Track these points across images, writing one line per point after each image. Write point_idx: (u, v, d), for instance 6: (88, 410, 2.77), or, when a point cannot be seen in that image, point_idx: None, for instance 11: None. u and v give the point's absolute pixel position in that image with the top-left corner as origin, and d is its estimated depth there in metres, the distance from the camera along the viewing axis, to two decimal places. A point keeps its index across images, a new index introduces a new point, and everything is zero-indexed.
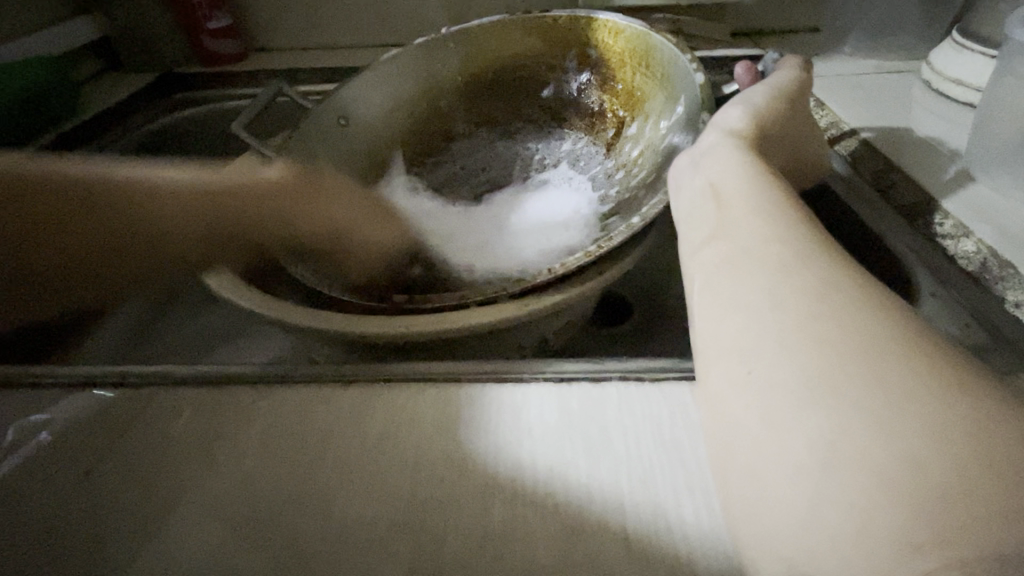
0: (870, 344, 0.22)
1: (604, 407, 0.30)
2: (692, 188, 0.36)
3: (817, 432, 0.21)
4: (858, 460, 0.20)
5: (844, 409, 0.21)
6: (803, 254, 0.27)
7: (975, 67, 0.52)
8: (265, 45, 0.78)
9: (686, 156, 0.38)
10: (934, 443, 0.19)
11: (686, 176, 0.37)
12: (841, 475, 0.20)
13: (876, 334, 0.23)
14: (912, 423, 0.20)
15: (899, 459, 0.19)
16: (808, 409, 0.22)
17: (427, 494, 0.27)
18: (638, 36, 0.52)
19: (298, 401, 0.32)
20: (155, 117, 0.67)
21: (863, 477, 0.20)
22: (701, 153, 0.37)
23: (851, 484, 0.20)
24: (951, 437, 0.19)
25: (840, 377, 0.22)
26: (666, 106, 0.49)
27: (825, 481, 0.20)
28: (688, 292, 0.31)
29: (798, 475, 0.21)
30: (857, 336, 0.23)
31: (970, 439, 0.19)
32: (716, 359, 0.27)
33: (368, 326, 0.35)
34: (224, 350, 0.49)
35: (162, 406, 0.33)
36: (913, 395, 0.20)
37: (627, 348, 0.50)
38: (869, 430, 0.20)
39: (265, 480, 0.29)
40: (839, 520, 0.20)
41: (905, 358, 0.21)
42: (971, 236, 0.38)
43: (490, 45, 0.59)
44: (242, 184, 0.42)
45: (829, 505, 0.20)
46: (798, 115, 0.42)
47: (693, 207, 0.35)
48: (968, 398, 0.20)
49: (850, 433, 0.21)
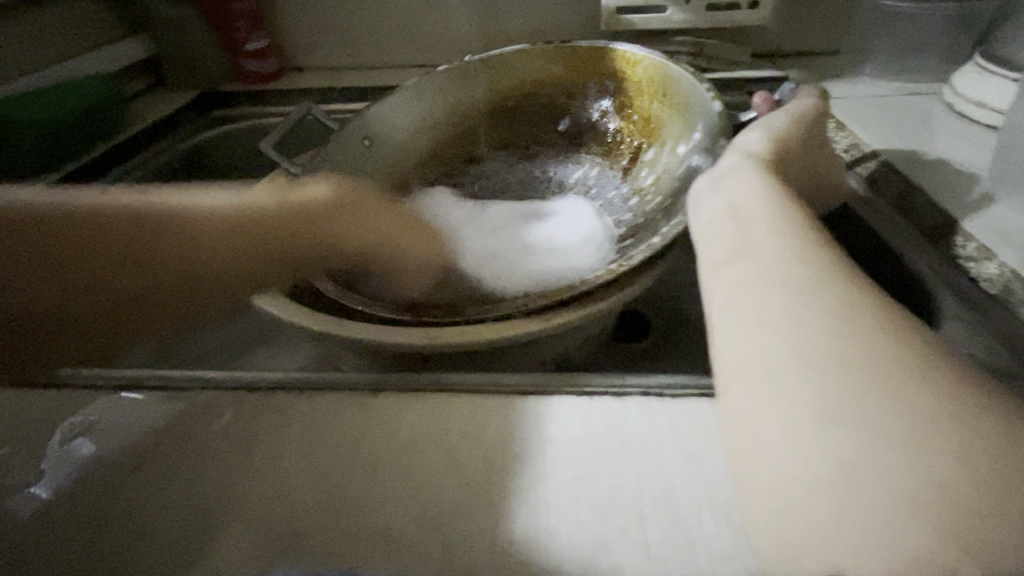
0: (891, 364, 0.23)
1: (623, 422, 0.31)
2: (712, 207, 0.36)
3: (838, 449, 0.22)
4: (880, 477, 0.21)
5: (862, 428, 0.22)
6: (823, 274, 0.28)
7: (997, 90, 0.52)
8: (299, 66, 0.81)
9: (707, 177, 0.39)
10: (953, 464, 0.20)
11: (706, 195, 0.38)
12: (862, 492, 0.21)
13: (893, 353, 0.23)
14: (933, 442, 0.21)
15: (920, 478, 0.20)
16: (830, 426, 0.23)
17: (455, 497, 0.29)
18: (657, 66, 0.55)
19: (329, 410, 0.33)
20: (191, 136, 0.70)
21: (885, 494, 0.21)
22: (721, 174, 0.38)
23: (871, 500, 0.21)
24: (968, 458, 0.20)
25: (859, 396, 0.23)
26: (684, 132, 0.51)
27: (847, 497, 0.21)
28: (705, 309, 0.31)
29: (820, 491, 0.22)
30: (875, 356, 0.24)
31: (987, 461, 0.20)
32: (730, 375, 0.27)
33: (397, 339, 0.37)
34: (255, 358, 0.51)
35: (202, 411, 0.34)
36: (932, 414, 0.21)
37: (646, 362, 0.51)
38: (888, 450, 0.21)
39: (298, 483, 0.30)
40: (863, 536, 0.20)
41: (923, 378, 0.22)
42: (995, 258, 0.38)
43: (516, 70, 0.62)
44: (225, 220, 0.40)
45: (853, 522, 0.21)
46: (819, 138, 0.43)
47: (713, 225, 0.35)
48: (984, 421, 0.21)
49: (872, 451, 0.21)
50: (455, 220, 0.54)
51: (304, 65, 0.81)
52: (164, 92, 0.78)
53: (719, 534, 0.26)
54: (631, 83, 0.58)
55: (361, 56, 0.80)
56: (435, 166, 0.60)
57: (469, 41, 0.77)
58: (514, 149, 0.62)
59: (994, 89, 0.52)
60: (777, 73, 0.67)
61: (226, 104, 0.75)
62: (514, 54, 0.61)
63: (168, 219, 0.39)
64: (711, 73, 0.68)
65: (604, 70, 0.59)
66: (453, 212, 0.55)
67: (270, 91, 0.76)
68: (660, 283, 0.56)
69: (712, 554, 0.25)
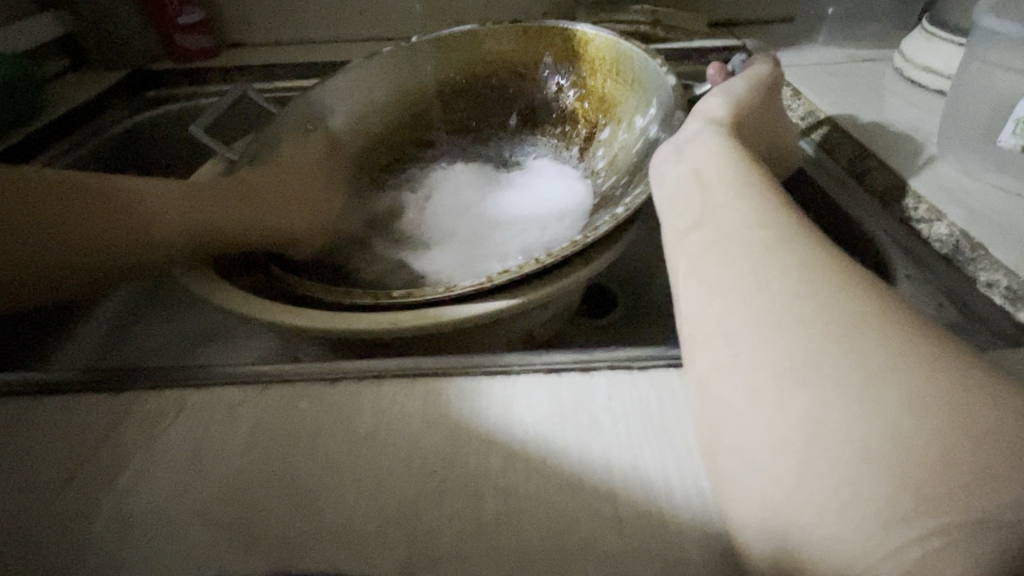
0: (852, 320, 0.23)
1: (591, 398, 0.30)
2: (676, 173, 0.36)
3: (800, 409, 0.22)
4: (841, 432, 0.21)
5: (826, 384, 0.22)
6: (786, 235, 0.28)
7: (943, 54, 0.53)
8: (241, 41, 0.77)
9: (670, 144, 0.39)
10: (912, 414, 0.20)
11: (670, 161, 0.37)
12: (824, 448, 0.21)
13: (852, 309, 0.24)
14: (892, 393, 0.21)
15: (879, 431, 0.20)
16: (792, 384, 0.23)
17: (420, 484, 0.28)
18: (608, 45, 0.53)
19: (282, 406, 0.31)
20: (124, 118, 0.64)
21: (846, 448, 0.21)
22: (684, 139, 0.38)
23: (833, 455, 0.21)
24: (926, 408, 0.20)
25: (821, 353, 0.23)
26: (640, 107, 0.50)
27: (809, 455, 0.21)
28: (672, 278, 0.31)
29: (784, 451, 0.22)
30: (836, 316, 0.24)
31: (947, 408, 0.20)
32: (701, 342, 0.27)
33: (353, 326, 0.35)
34: (206, 352, 0.48)
35: (144, 413, 0.32)
36: (892, 365, 0.21)
37: (615, 335, 0.51)
38: (852, 404, 0.21)
39: (253, 482, 0.28)
40: (824, 493, 0.21)
41: (880, 331, 0.23)
42: (944, 219, 0.38)
43: (466, 51, 0.59)
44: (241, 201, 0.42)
45: (816, 480, 0.21)
46: (775, 105, 0.43)
47: (677, 191, 0.35)
48: (943, 369, 0.21)
49: (831, 406, 0.21)
50: (427, 210, 0.53)
51: (245, 40, 0.77)
52: (90, 72, 0.72)
53: (688, 503, 0.26)
54: (582, 61, 0.55)
55: (307, 31, 0.76)
56: (389, 149, 0.58)
57: (421, 12, 0.74)
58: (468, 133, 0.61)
59: (941, 53, 0.53)
60: (734, 42, 0.67)
61: (160, 83, 0.70)
62: (463, 35, 0.58)
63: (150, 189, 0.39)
64: (671, 42, 0.67)
65: (558, 46, 0.57)
66: (424, 201, 0.54)
67: (209, 68, 0.71)
68: (626, 258, 0.56)
69: (681, 521, 0.25)
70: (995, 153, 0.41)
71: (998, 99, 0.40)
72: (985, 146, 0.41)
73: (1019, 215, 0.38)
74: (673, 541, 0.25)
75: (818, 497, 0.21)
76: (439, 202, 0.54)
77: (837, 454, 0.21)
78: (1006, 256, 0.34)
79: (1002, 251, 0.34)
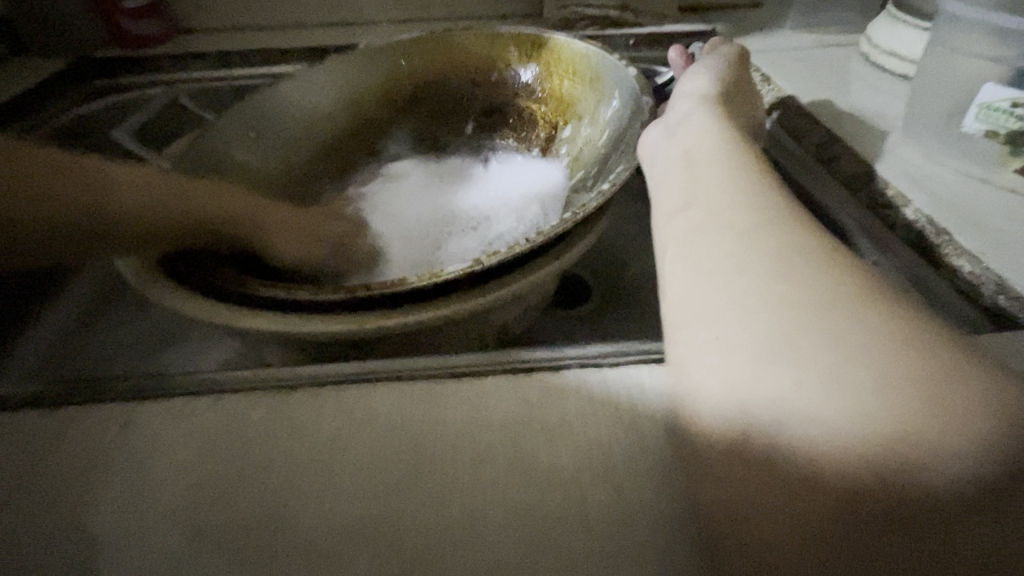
0: (831, 298, 0.23)
1: (561, 397, 0.30)
2: (666, 154, 0.35)
3: (772, 391, 0.22)
4: (811, 414, 0.21)
5: (796, 366, 0.22)
6: (773, 218, 0.27)
7: (908, 38, 0.53)
8: (195, 27, 0.73)
9: (660, 124, 0.38)
10: (883, 395, 0.20)
11: (660, 142, 0.37)
12: (794, 429, 0.21)
13: (831, 289, 0.23)
14: (866, 373, 0.21)
15: (850, 412, 0.20)
16: (765, 366, 0.23)
17: (385, 492, 0.27)
18: (563, 45, 0.52)
19: (238, 415, 0.30)
20: (68, 108, 0.60)
21: (814, 430, 0.21)
22: (676, 119, 0.38)
23: (802, 437, 0.21)
24: (899, 387, 0.20)
25: (798, 334, 0.22)
26: (601, 102, 0.49)
27: (779, 436, 0.21)
28: (657, 260, 0.30)
29: (754, 432, 0.22)
30: (814, 295, 0.23)
31: (922, 388, 0.20)
32: (678, 325, 0.27)
33: (314, 327, 0.33)
34: (164, 357, 0.46)
35: (88, 426, 0.30)
36: (868, 345, 0.21)
37: (590, 327, 0.50)
38: (821, 386, 0.21)
39: (207, 497, 0.27)
40: (791, 473, 0.21)
41: (858, 310, 0.22)
42: (912, 204, 0.38)
43: (417, 52, 0.57)
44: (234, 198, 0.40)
45: (784, 461, 0.21)
46: (748, 86, 0.44)
47: (667, 172, 0.34)
48: (922, 350, 0.21)
49: (803, 388, 0.21)
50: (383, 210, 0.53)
51: (199, 26, 0.73)
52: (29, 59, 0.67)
53: (660, 497, 0.26)
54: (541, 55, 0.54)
55: (266, 17, 0.73)
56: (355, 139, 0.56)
57: None
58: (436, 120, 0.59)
59: (907, 37, 0.53)
60: (703, 27, 0.67)
61: (106, 71, 0.65)
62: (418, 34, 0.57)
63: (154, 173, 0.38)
64: (641, 27, 0.67)
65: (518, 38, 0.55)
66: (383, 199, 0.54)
67: (160, 55, 0.68)
68: (599, 247, 0.55)
69: (650, 516, 0.25)
70: (957, 138, 0.41)
71: (963, 82, 0.41)
72: (947, 131, 0.42)
73: (978, 202, 0.38)
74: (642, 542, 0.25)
75: (778, 477, 0.21)
76: (413, 196, 0.54)
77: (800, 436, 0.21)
78: (970, 242, 0.34)
79: (966, 237, 0.35)
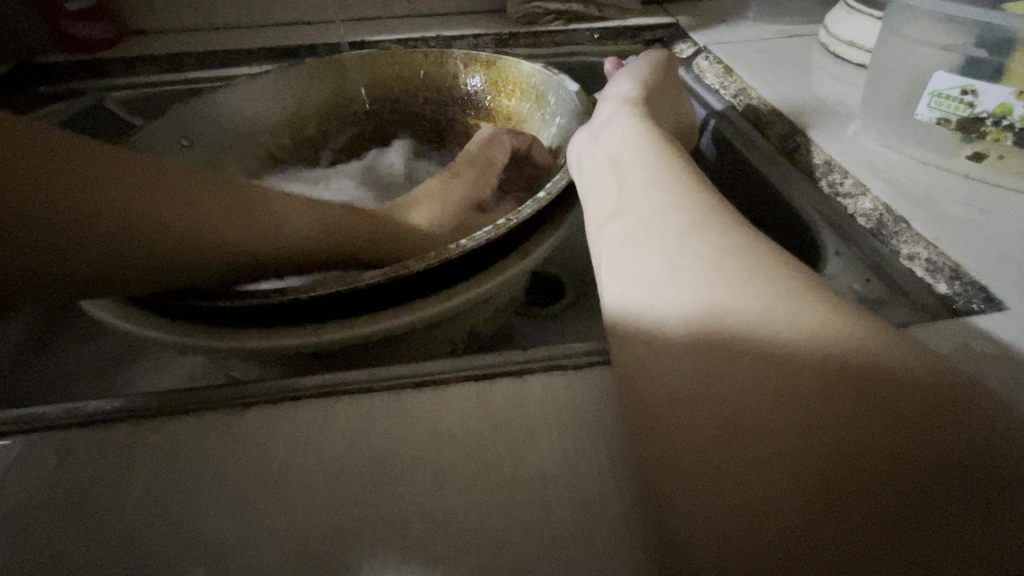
0: (760, 294, 0.26)
1: (524, 402, 0.30)
2: (593, 160, 0.39)
3: (718, 390, 0.25)
4: (747, 407, 0.24)
5: (708, 323, 0.26)
6: (701, 223, 0.31)
7: (864, 29, 0.54)
8: (147, 28, 0.70)
9: (587, 131, 0.42)
10: (803, 379, 0.24)
11: (587, 148, 0.41)
12: (736, 423, 0.24)
13: (763, 288, 0.27)
14: (788, 360, 0.24)
15: (774, 397, 0.24)
16: (709, 366, 0.25)
17: (345, 509, 0.26)
18: (511, 66, 0.56)
19: (189, 438, 0.29)
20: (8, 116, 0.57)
21: (752, 422, 0.24)
22: (600, 125, 0.42)
23: (743, 429, 0.24)
24: (813, 370, 0.24)
25: (732, 333, 0.26)
26: (547, 121, 0.54)
27: (724, 431, 0.24)
28: (595, 268, 0.34)
29: (704, 431, 0.25)
30: (734, 287, 0.27)
31: (831, 367, 0.24)
32: (617, 313, 0.30)
33: (268, 342, 0.32)
34: (123, 377, 0.44)
35: (20, 461, 0.28)
36: (788, 334, 0.25)
37: (562, 323, 0.50)
38: (723, 326, 0.26)
39: (160, 523, 0.26)
40: (738, 467, 0.23)
41: (781, 305, 0.26)
42: (869, 194, 0.39)
43: (382, 68, 0.59)
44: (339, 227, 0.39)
45: (733, 456, 0.24)
46: (676, 92, 0.48)
47: (595, 176, 0.38)
48: (834, 333, 0.25)
49: (741, 383, 0.25)
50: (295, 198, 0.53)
51: (152, 27, 0.70)
52: None
53: (615, 490, 0.27)
54: (491, 74, 0.57)
55: (222, 18, 0.71)
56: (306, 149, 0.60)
57: None
58: (405, 133, 0.62)
59: (864, 28, 0.54)
60: (667, 20, 0.67)
61: (52, 77, 0.62)
62: (376, 52, 0.59)
63: (297, 212, 0.38)
64: (606, 21, 0.67)
65: (468, 58, 0.58)
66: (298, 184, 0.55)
67: (107, 59, 0.64)
68: (569, 243, 0.55)
69: (610, 517, 0.26)
70: (913, 127, 0.42)
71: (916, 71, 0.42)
72: (904, 120, 0.43)
73: (937, 185, 0.39)
74: (597, 540, 0.25)
75: (707, 431, 0.25)
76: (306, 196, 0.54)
77: (708, 357, 0.26)
78: (925, 227, 0.35)
79: (920, 222, 0.36)
